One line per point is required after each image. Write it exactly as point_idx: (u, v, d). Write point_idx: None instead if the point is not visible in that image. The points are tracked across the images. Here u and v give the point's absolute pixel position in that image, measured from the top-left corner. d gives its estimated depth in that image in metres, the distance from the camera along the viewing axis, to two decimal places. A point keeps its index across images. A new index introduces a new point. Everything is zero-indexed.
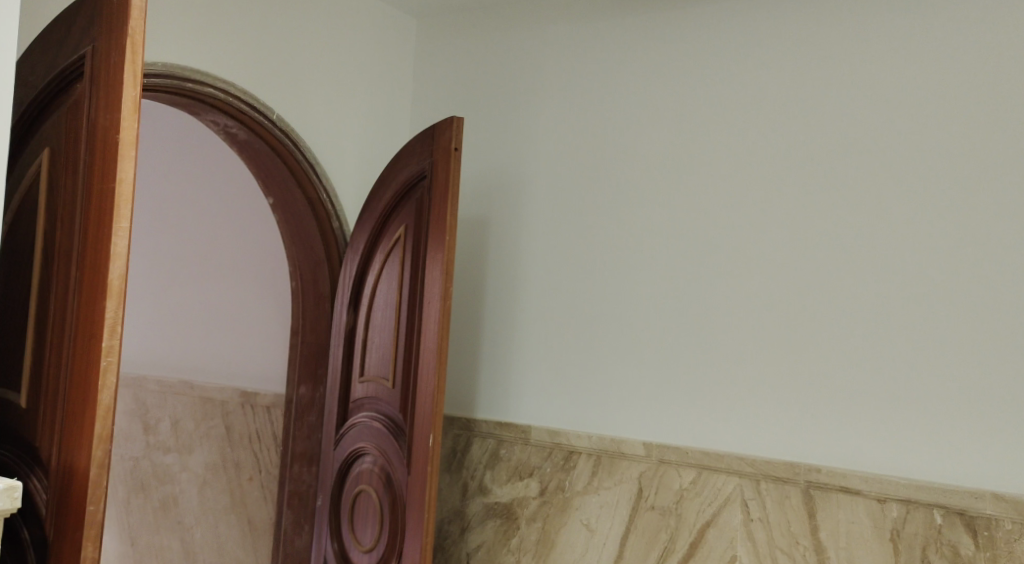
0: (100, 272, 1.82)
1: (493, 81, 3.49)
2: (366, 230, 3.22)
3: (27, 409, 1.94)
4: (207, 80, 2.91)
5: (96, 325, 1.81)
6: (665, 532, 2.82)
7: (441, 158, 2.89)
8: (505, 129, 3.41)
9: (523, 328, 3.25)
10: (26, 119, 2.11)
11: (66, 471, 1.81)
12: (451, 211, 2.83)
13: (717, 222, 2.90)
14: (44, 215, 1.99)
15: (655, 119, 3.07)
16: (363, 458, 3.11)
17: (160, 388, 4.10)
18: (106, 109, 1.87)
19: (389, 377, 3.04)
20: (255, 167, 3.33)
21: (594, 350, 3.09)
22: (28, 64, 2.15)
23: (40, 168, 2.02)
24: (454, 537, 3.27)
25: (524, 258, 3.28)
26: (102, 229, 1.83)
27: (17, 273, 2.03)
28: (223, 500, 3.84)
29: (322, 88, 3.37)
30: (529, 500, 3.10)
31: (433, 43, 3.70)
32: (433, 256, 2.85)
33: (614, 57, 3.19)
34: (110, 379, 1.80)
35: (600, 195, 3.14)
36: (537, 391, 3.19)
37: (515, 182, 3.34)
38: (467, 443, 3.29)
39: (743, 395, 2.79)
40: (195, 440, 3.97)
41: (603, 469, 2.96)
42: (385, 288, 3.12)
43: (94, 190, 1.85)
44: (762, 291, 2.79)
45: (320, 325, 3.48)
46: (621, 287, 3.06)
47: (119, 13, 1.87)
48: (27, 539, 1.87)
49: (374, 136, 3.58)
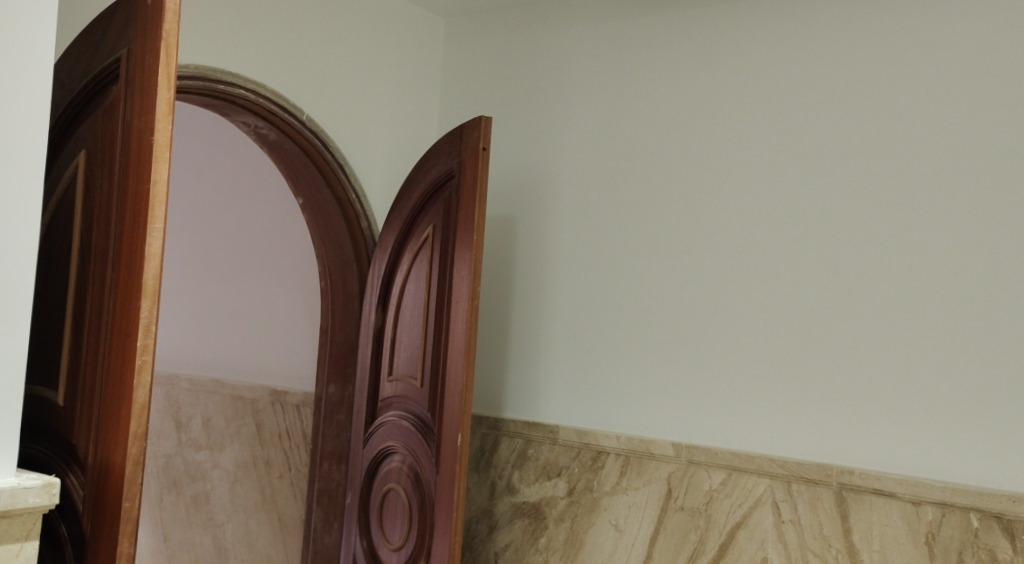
0: (135, 273, 1.84)
1: (521, 81, 3.50)
2: (394, 230, 3.24)
3: (64, 407, 1.98)
4: (238, 81, 2.95)
5: (131, 325, 1.83)
6: (694, 533, 2.81)
7: (469, 158, 2.90)
8: (533, 128, 3.42)
9: (552, 328, 3.26)
10: (63, 121, 2.14)
11: (102, 468, 1.83)
12: (479, 210, 2.84)
13: (746, 221, 2.88)
14: (80, 216, 2.02)
15: (683, 118, 3.06)
16: (392, 457, 3.13)
17: (192, 387, 4.15)
18: (141, 111, 1.89)
19: (417, 377, 3.05)
20: (285, 167, 3.36)
21: (622, 350, 3.08)
22: (66, 66, 2.19)
23: (77, 170, 2.05)
24: (482, 536, 3.28)
25: (552, 258, 3.28)
26: (137, 230, 1.85)
27: (54, 272, 2.07)
28: (253, 497, 3.87)
29: (351, 88, 3.39)
30: (557, 500, 3.11)
31: (460, 43, 3.72)
32: (461, 256, 2.86)
33: (642, 56, 3.19)
34: (145, 378, 1.83)
35: (629, 194, 3.13)
36: (565, 391, 3.20)
37: (543, 182, 3.35)
38: (495, 443, 3.30)
39: (772, 396, 2.77)
40: (226, 438, 4.01)
41: (632, 470, 2.95)
42: (413, 288, 3.14)
43: (130, 190, 1.88)
44: (791, 291, 2.78)
45: (349, 324, 3.51)
46: (649, 286, 3.05)
47: (153, 17, 1.90)
48: (64, 535, 1.90)
49: (402, 136, 3.60)
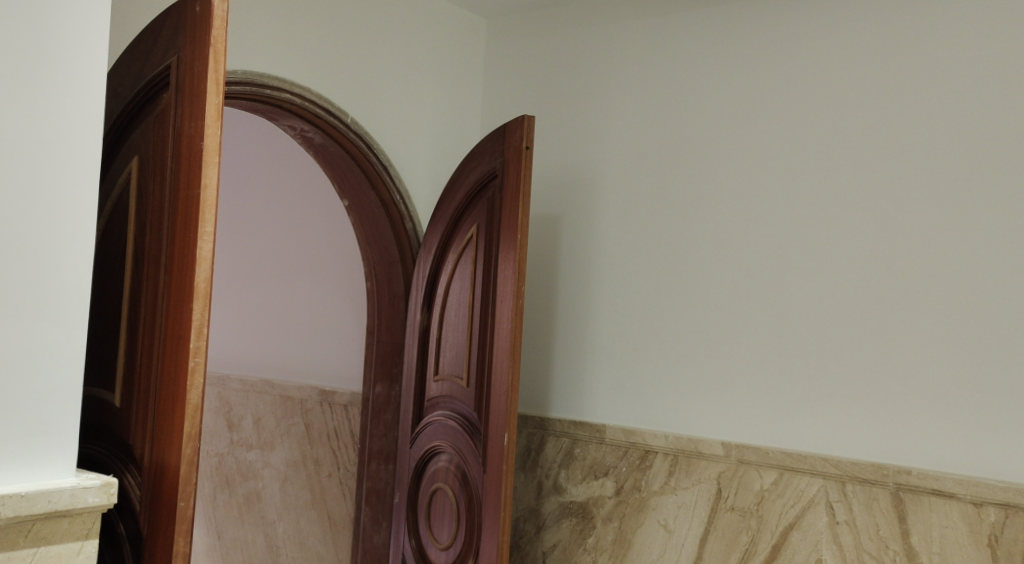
0: (187, 276, 1.87)
1: (563, 80, 3.49)
2: (438, 230, 3.25)
3: (120, 408, 2.02)
4: (284, 85, 2.98)
5: (183, 328, 1.87)
6: (745, 534, 2.78)
7: (512, 157, 2.90)
8: (576, 127, 3.41)
9: (597, 327, 3.25)
10: (117, 129, 2.19)
11: (158, 468, 1.87)
12: (523, 210, 2.84)
13: (794, 217, 2.85)
14: (134, 221, 2.06)
15: (729, 114, 3.03)
16: (439, 456, 3.15)
17: (244, 387, 4.22)
18: (191, 117, 1.93)
19: (463, 376, 3.06)
20: (330, 170, 3.39)
21: (669, 348, 3.07)
22: (119, 74, 2.23)
23: (130, 176, 2.10)
24: (530, 536, 3.28)
25: (597, 257, 3.27)
26: (188, 234, 1.88)
27: (110, 276, 2.11)
28: (303, 496, 3.92)
29: (395, 89, 3.42)
30: (605, 499, 3.10)
31: (503, 42, 3.72)
32: (506, 256, 2.86)
33: (686, 52, 3.17)
34: (198, 380, 1.86)
35: (674, 192, 3.11)
36: (612, 390, 3.19)
37: (587, 180, 3.34)
38: (542, 442, 3.31)
39: (822, 394, 2.74)
40: (276, 438, 4.07)
41: (680, 469, 2.93)
42: (458, 288, 3.15)
43: (181, 195, 1.91)
44: (841, 287, 2.74)
45: (395, 325, 3.53)
46: (696, 284, 3.03)
47: (202, 24, 1.93)
48: (122, 534, 1.94)
49: (445, 137, 3.62)
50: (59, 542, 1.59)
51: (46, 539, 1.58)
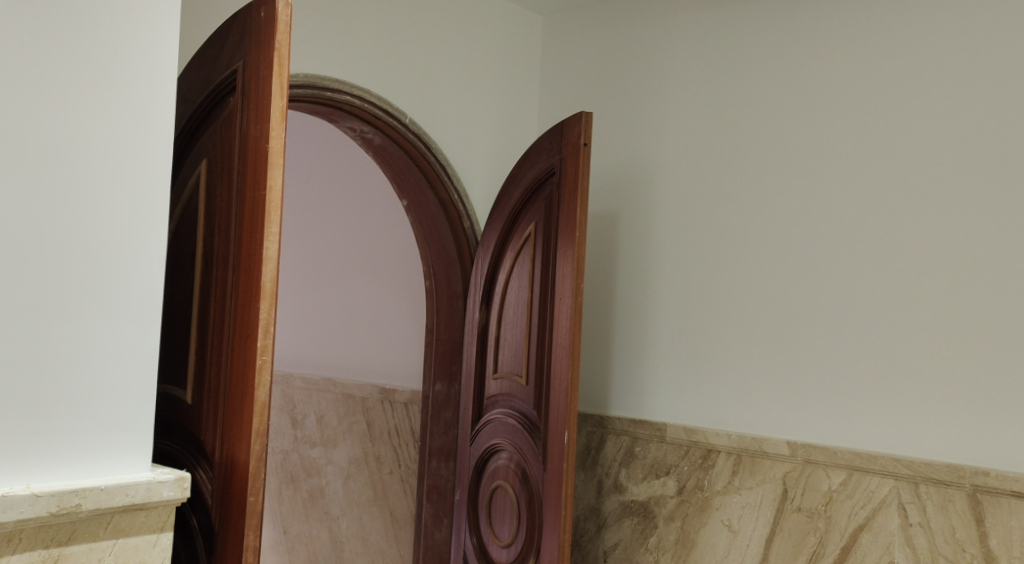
0: (254, 275, 1.91)
1: (620, 76, 3.48)
2: (497, 229, 3.26)
3: (192, 405, 2.07)
4: (344, 88, 3.02)
5: (251, 326, 1.90)
6: (813, 535, 2.74)
7: (570, 154, 2.89)
8: (633, 124, 3.40)
9: (656, 324, 3.24)
10: (187, 133, 2.24)
11: (228, 464, 1.91)
12: (581, 207, 2.83)
13: (858, 212, 2.79)
14: (203, 222, 2.11)
15: (789, 107, 2.99)
16: (499, 454, 3.16)
17: (306, 385, 4.28)
18: (257, 120, 1.96)
19: (522, 374, 3.07)
20: (390, 170, 3.43)
21: (729, 345, 3.04)
22: (188, 79, 2.29)
23: (199, 179, 2.15)
24: (591, 534, 3.29)
25: (656, 254, 3.26)
26: (255, 234, 1.92)
27: (182, 276, 2.17)
28: (366, 493, 3.96)
29: (452, 89, 3.44)
30: (667, 498, 3.08)
31: (559, 39, 3.72)
32: (564, 253, 2.85)
33: (744, 46, 3.13)
34: (265, 377, 1.89)
35: (733, 188, 3.08)
36: (672, 388, 3.17)
37: (645, 176, 3.33)
38: (602, 440, 3.30)
39: (888, 392, 2.69)
40: (338, 435, 4.12)
41: (744, 469, 2.90)
42: (517, 286, 3.15)
43: (248, 197, 1.95)
44: (907, 283, 2.68)
45: (453, 322, 3.55)
46: (757, 281, 2.99)
47: (267, 28, 1.96)
48: (196, 527, 1.99)
49: (502, 136, 3.64)
50: (136, 534, 1.64)
51: (124, 532, 1.63)
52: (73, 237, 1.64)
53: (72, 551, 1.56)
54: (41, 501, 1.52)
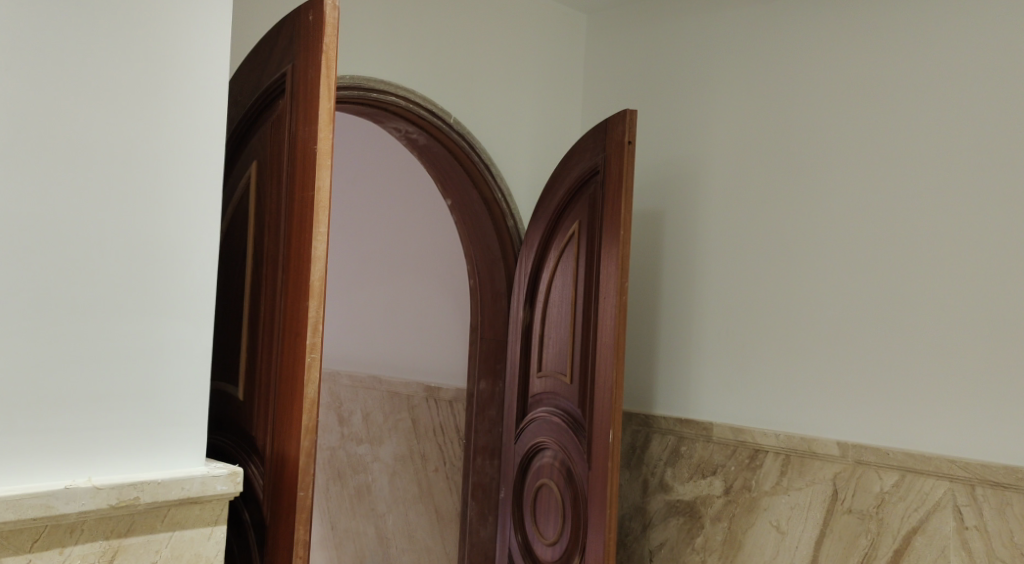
0: (303, 274, 1.93)
1: (664, 73, 3.47)
2: (541, 227, 3.27)
3: (243, 402, 2.11)
4: (389, 89, 3.04)
5: (300, 324, 1.92)
6: (864, 538, 2.71)
7: (614, 153, 2.88)
8: (678, 121, 3.38)
9: (701, 323, 3.22)
10: (238, 136, 2.28)
11: (279, 460, 1.93)
12: (626, 206, 2.82)
13: (909, 209, 2.75)
14: (253, 222, 2.15)
15: (837, 104, 2.95)
16: (544, 452, 3.16)
17: (352, 383, 4.33)
18: (306, 122, 1.99)
19: (567, 373, 3.06)
20: (435, 170, 3.45)
21: (777, 344, 3.01)
22: (239, 82, 2.33)
23: (250, 180, 2.18)
24: (636, 534, 3.29)
25: (702, 253, 3.24)
26: (304, 234, 1.94)
27: (234, 275, 2.21)
28: (411, 490, 3.99)
29: (496, 88, 3.45)
30: (713, 498, 3.07)
31: (603, 37, 3.72)
32: (609, 252, 2.84)
33: (789, 41, 3.10)
34: (314, 374, 1.91)
35: (778, 186, 3.06)
36: (718, 388, 3.15)
37: (690, 175, 3.31)
38: (647, 439, 3.30)
39: (938, 393, 2.65)
40: (384, 432, 4.16)
41: (793, 469, 2.87)
42: (561, 284, 3.15)
43: (297, 197, 1.97)
44: (960, 283, 2.64)
45: (497, 321, 3.56)
46: (805, 280, 2.96)
47: (315, 31, 1.99)
48: (248, 521, 2.02)
49: (546, 134, 3.64)
50: (191, 527, 1.67)
51: (180, 524, 1.66)
52: (131, 236, 1.67)
53: (131, 542, 1.60)
54: (102, 493, 1.56)
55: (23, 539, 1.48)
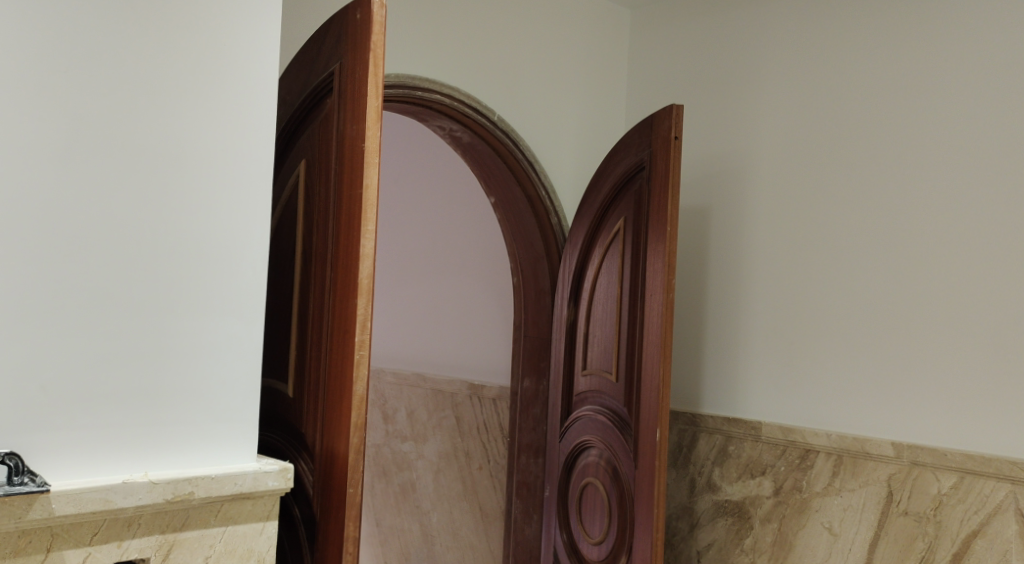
0: (351, 272, 1.93)
1: (710, 69, 3.43)
2: (586, 224, 3.25)
3: (293, 399, 2.13)
4: (434, 87, 3.05)
5: (349, 322, 1.92)
6: (921, 541, 2.65)
7: (660, 148, 2.85)
8: (724, 118, 3.35)
9: (749, 321, 3.19)
10: (287, 136, 2.30)
11: (329, 456, 1.94)
12: (672, 203, 2.79)
13: (965, 204, 2.68)
14: (302, 220, 2.16)
15: (889, 97, 2.89)
16: (590, 450, 3.14)
17: (397, 381, 4.35)
18: (353, 121, 1.99)
19: (613, 371, 3.04)
20: (479, 168, 3.45)
21: (827, 343, 2.96)
22: (288, 82, 2.35)
23: (298, 179, 2.20)
24: (683, 534, 3.28)
25: (750, 250, 3.21)
26: (353, 232, 1.94)
27: (283, 273, 2.23)
28: (456, 487, 4.00)
29: (540, 86, 3.44)
30: (763, 499, 3.03)
31: (648, 32, 3.69)
32: (656, 249, 2.82)
33: (837, 34, 3.04)
34: (363, 371, 1.91)
35: (826, 182, 3.01)
36: (766, 387, 3.12)
37: (737, 171, 3.28)
38: (694, 439, 3.29)
39: (995, 392, 2.58)
40: (429, 430, 4.17)
41: (846, 470, 2.83)
42: (606, 282, 3.14)
43: (346, 195, 1.98)
44: (1016, 279, 2.57)
45: (542, 319, 3.55)
46: (856, 278, 2.90)
47: (363, 30, 1.99)
48: (299, 517, 2.04)
49: (591, 132, 3.63)
50: (244, 522, 1.69)
51: (233, 519, 1.68)
52: (185, 236, 1.69)
53: (186, 536, 1.62)
54: (158, 488, 1.58)
55: (83, 533, 1.51)
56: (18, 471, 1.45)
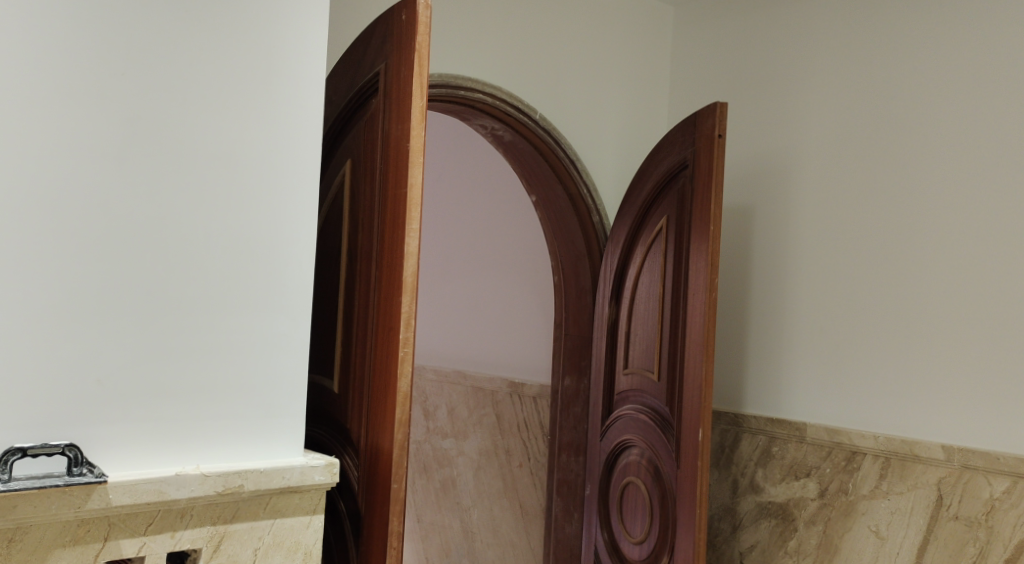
0: (396, 270, 1.94)
1: (754, 66, 3.40)
2: (628, 223, 3.24)
3: (338, 395, 2.15)
4: (476, 86, 3.06)
5: (393, 319, 1.93)
6: (972, 546, 2.60)
7: (704, 146, 2.83)
8: (768, 117, 3.32)
9: (794, 321, 3.16)
10: (334, 135, 2.33)
11: (373, 452, 1.96)
12: (716, 201, 2.76)
13: (1015, 203, 2.62)
14: (347, 219, 2.18)
15: (936, 94, 2.84)
16: (631, 450, 3.13)
17: (438, 378, 4.38)
18: (398, 120, 2.00)
19: (655, 370, 3.03)
20: (521, 167, 3.45)
21: (871, 344, 2.92)
22: (334, 82, 2.37)
23: (344, 178, 2.22)
24: (726, 535, 3.26)
25: (795, 249, 3.18)
26: (397, 231, 1.95)
27: (329, 271, 2.25)
28: (496, 484, 4.01)
29: (583, 84, 3.44)
30: (808, 501, 3.00)
31: (691, 30, 3.67)
32: (699, 248, 2.80)
33: (883, 30, 3.00)
34: (407, 368, 1.92)
35: (872, 181, 2.96)
36: (810, 388, 3.09)
37: (782, 169, 3.24)
38: (737, 439, 3.27)
39: None
40: (469, 427, 4.19)
41: (894, 472, 2.79)
42: (648, 280, 3.12)
43: (391, 194, 1.99)
44: None
45: (583, 318, 3.54)
46: (903, 278, 2.86)
47: (408, 30, 2.00)
48: (344, 511, 2.06)
49: (634, 130, 3.61)
50: (292, 515, 1.71)
51: (281, 512, 1.70)
52: (236, 233, 1.72)
53: (236, 528, 1.64)
54: (209, 480, 1.61)
55: (138, 523, 1.54)
56: (77, 462, 1.48)
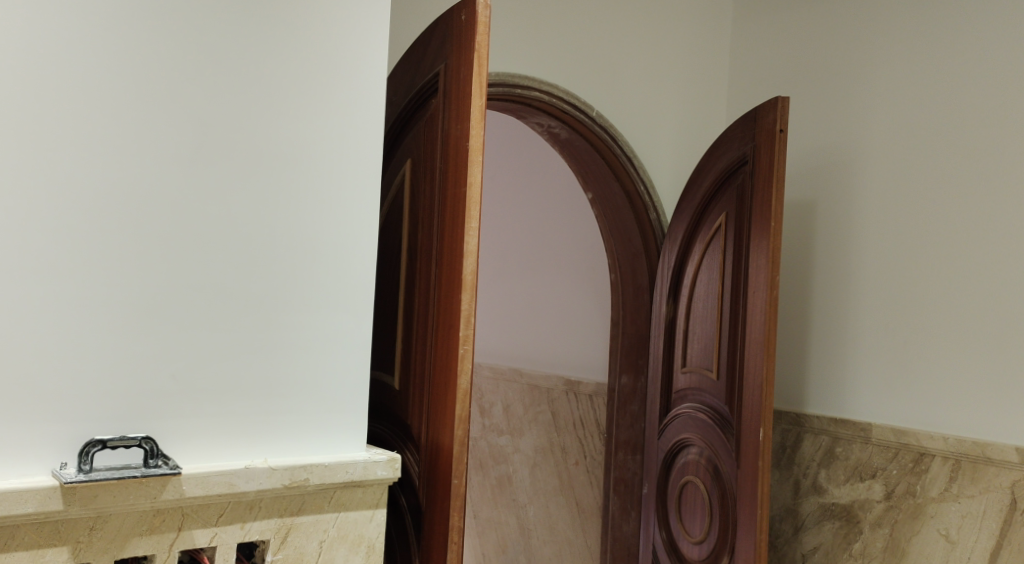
0: (455, 268, 1.94)
1: (816, 60, 3.35)
2: (686, 220, 3.20)
3: (399, 391, 2.16)
4: (534, 83, 3.04)
5: (453, 317, 1.93)
6: None
7: (764, 142, 2.78)
8: (830, 112, 3.27)
9: (857, 319, 3.10)
10: (394, 135, 2.34)
11: (434, 448, 1.97)
12: (777, 198, 2.71)
13: None
14: (408, 217, 2.19)
15: (1004, 88, 2.76)
16: (689, 449, 3.10)
17: (494, 375, 4.39)
18: (457, 120, 2.01)
19: (714, 369, 2.99)
20: (578, 164, 3.44)
21: (937, 344, 2.86)
22: (394, 83, 2.39)
23: (404, 177, 2.24)
24: (788, 536, 3.22)
25: (857, 247, 3.12)
26: (457, 229, 1.96)
27: (390, 269, 2.27)
28: (553, 482, 4.00)
29: (641, 81, 3.41)
30: (874, 503, 2.94)
31: (750, 24, 3.62)
32: (760, 245, 2.75)
33: (950, 22, 2.92)
34: (467, 365, 1.92)
35: (938, 178, 2.90)
36: (874, 389, 3.03)
37: (846, 165, 3.18)
38: (800, 439, 3.22)
39: None
40: (525, 424, 4.20)
41: (964, 475, 2.71)
42: (707, 278, 3.09)
43: (450, 192, 1.99)
44: None
45: (640, 317, 3.52)
46: (971, 276, 2.79)
47: (467, 30, 2.00)
48: (405, 506, 2.08)
49: (692, 126, 3.58)
50: (355, 509, 1.73)
51: (345, 505, 1.72)
52: (301, 232, 1.74)
53: (302, 521, 1.67)
54: (277, 474, 1.63)
55: (210, 514, 1.57)
56: (153, 454, 1.53)
